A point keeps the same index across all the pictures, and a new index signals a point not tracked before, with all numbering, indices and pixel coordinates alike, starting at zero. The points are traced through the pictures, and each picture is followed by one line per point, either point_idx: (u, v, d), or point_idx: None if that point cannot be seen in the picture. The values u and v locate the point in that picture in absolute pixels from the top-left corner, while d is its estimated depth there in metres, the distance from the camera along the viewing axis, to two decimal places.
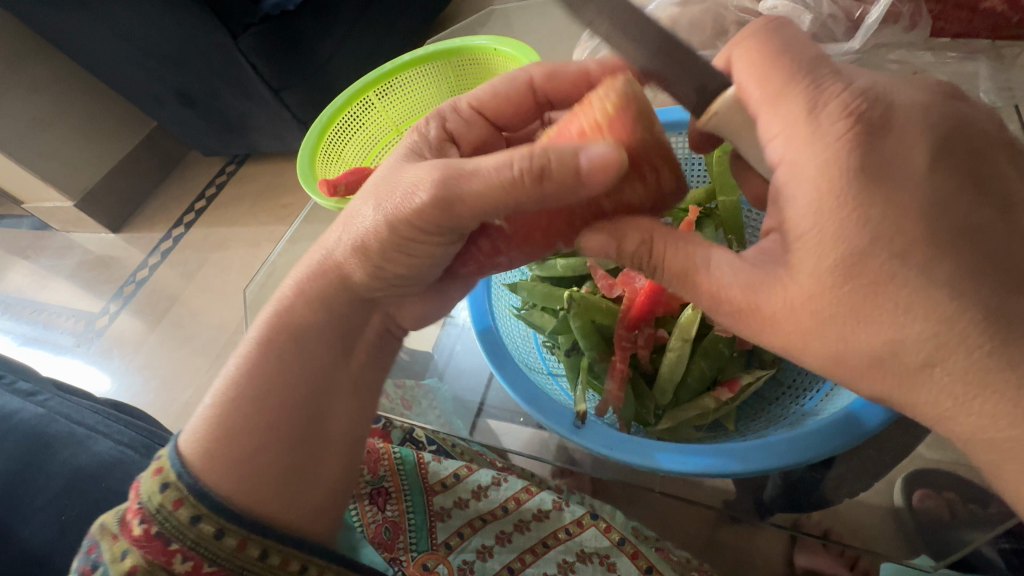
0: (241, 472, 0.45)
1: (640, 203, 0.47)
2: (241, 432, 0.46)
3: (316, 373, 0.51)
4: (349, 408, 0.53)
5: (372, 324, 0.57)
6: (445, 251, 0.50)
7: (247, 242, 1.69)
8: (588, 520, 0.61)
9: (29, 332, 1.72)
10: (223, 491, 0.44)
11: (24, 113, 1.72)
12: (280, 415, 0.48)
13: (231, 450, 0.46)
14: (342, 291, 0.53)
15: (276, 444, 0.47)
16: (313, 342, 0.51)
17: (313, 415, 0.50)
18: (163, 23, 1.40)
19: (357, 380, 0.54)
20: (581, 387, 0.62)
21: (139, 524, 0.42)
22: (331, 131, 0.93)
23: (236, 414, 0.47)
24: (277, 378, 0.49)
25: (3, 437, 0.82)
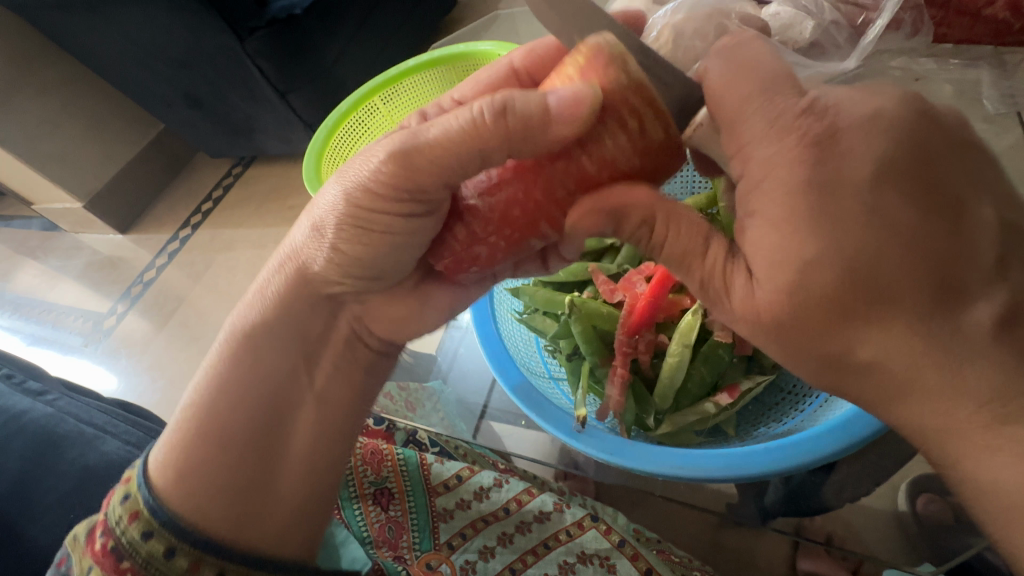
0: (200, 485, 0.47)
1: (626, 160, 0.43)
2: (201, 441, 0.49)
3: (277, 389, 0.53)
4: (310, 429, 0.54)
5: (337, 330, 0.58)
6: (412, 225, 0.49)
7: (253, 243, 1.70)
8: (588, 522, 0.62)
9: (38, 332, 1.74)
10: (176, 508, 0.46)
11: (34, 116, 1.74)
12: (238, 430, 0.50)
13: (190, 461, 0.48)
14: (314, 286, 0.55)
15: (233, 461, 0.49)
16: (276, 354, 0.54)
17: (270, 431, 0.51)
18: (172, 27, 1.42)
19: (322, 396, 0.56)
20: (581, 391, 0.62)
21: (100, 538, 0.45)
22: (336, 135, 0.94)
23: (206, 420, 0.50)
24: (245, 385, 0.52)
25: (13, 436, 0.83)
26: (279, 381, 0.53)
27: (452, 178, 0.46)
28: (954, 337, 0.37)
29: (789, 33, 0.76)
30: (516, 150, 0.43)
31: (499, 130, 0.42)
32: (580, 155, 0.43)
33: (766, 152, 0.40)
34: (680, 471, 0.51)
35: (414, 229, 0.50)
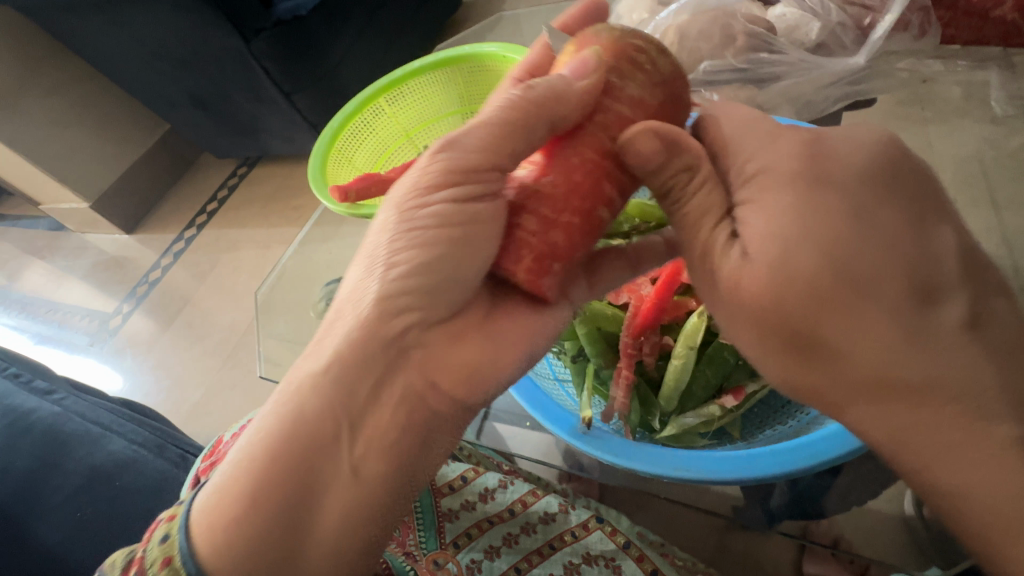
0: (226, 550, 0.40)
1: (648, 99, 0.49)
2: (234, 502, 0.41)
3: (311, 447, 0.43)
4: (346, 500, 0.43)
5: (396, 384, 0.47)
6: (473, 213, 0.46)
7: (258, 243, 1.71)
8: (593, 524, 0.62)
9: (45, 331, 1.76)
10: (208, 569, 0.39)
11: (42, 116, 1.75)
12: (270, 500, 0.41)
13: (222, 518, 0.41)
14: (370, 325, 0.46)
15: (264, 528, 0.41)
16: (316, 410, 0.43)
17: (302, 500, 0.42)
18: (178, 28, 1.43)
19: (357, 468, 0.44)
20: (587, 393, 0.62)
21: None
22: (342, 136, 0.94)
23: (240, 482, 0.41)
24: (283, 454, 0.42)
25: (21, 435, 0.83)
26: (317, 443, 0.43)
27: (502, 156, 0.47)
28: (961, 353, 0.36)
29: (795, 34, 0.76)
30: (555, 117, 0.47)
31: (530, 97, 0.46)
32: (610, 100, 0.48)
33: (768, 165, 0.41)
34: (670, 474, 0.52)
35: (476, 222, 0.46)
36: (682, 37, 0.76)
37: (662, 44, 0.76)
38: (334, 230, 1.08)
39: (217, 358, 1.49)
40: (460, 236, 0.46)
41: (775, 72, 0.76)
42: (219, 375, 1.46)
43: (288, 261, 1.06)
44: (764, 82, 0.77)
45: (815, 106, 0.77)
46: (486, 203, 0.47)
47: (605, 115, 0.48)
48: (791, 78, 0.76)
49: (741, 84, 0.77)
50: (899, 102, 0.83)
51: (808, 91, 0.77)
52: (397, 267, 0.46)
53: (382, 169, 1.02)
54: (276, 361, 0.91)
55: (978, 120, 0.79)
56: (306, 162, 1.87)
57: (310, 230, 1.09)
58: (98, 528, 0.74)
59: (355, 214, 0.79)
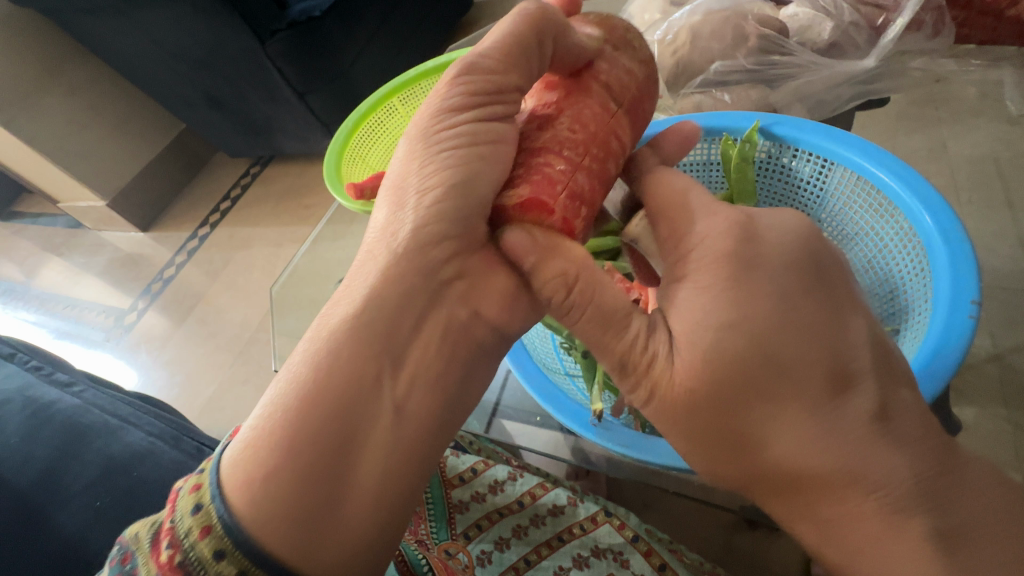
0: (268, 500, 0.39)
1: (635, 72, 0.56)
2: (271, 450, 0.40)
3: (354, 386, 0.43)
4: (387, 439, 0.44)
5: (434, 319, 0.48)
6: (500, 134, 0.49)
7: (270, 242, 1.73)
8: (602, 517, 0.62)
9: (62, 326, 1.79)
10: (247, 529, 0.38)
11: (62, 116, 1.79)
12: (308, 440, 0.40)
13: (257, 471, 0.39)
14: (405, 259, 0.46)
15: (305, 472, 0.40)
16: (355, 352, 0.44)
17: (346, 438, 0.42)
18: (195, 29, 1.46)
19: (401, 406, 0.45)
20: (597, 386, 0.60)
21: (167, 549, 0.37)
22: (356, 135, 0.96)
23: (271, 429, 0.41)
24: (325, 388, 0.42)
25: (42, 425, 0.85)
26: (354, 391, 0.43)
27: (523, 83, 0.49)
28: None
29: (807, 35, 0.76)
30: (558, 46, 0.50)
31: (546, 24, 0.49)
32: (601, 65, 0.54)
33: None
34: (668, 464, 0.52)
35: (501, 145, 0.48)
36: (695, 36, 0.76)
37: (674, 44, 0.77)
38: (345, 228, 1.10)
39: (229, 354, 1.52)
40: (485, 151, 0.47)
41: (785, 73, 0.76)
42: (232, 371, 1.49)
43: (300, 258, 1.08)
44: (774, 83, 0.77)
45: (827, 105, 0.78)
46: (507, 125, 0.49)
47: (595, 69, 0.53)
48: (803, 78, 0.76)
49: (752, 84, 0.78)
50: (913, 102, 0.87)
51: (819, 90, 0.77)
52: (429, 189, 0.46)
53: None
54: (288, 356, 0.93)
55: (993, 119, 0.81)
56: (318, 161, 1.89)
57: (322, 229, 1.11)
58: (116, 516, 0.76)
59: (368, 211, 0.80)
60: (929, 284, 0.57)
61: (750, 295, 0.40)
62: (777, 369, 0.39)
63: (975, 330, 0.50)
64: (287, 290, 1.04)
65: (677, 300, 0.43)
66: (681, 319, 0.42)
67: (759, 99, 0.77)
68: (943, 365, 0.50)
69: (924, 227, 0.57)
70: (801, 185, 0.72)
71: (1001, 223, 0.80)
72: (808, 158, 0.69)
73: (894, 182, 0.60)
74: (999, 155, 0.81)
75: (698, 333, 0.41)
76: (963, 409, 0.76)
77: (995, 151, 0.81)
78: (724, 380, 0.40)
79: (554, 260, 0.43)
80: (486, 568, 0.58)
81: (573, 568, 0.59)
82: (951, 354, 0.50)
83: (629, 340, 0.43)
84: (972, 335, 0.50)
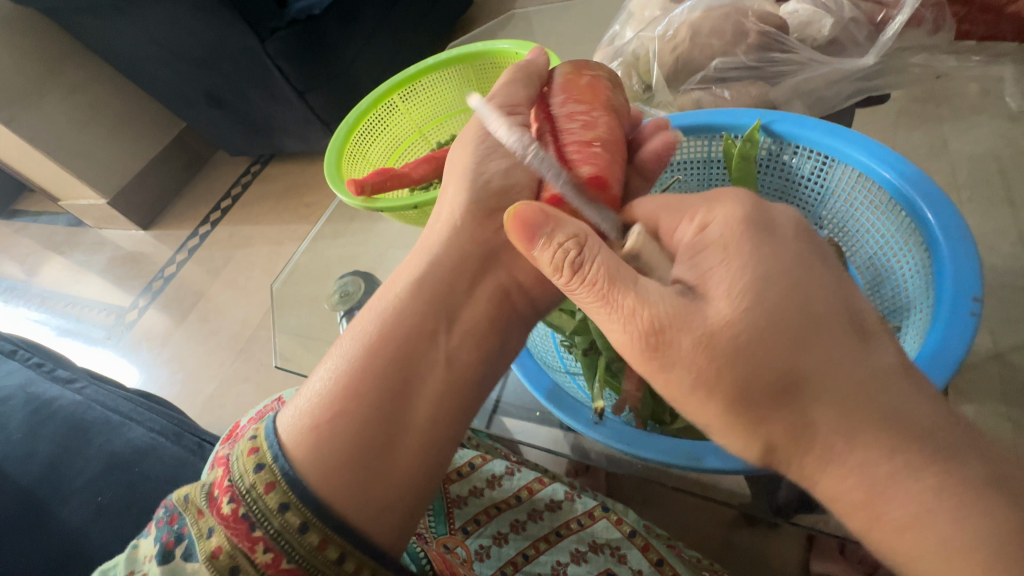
0: (336, 445, 0.44)
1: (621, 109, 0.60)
2: (342, 399, 0.46)
3: (413, 340, 0.50)
4: (437, 391, 0.49)
5: (482, 290, 0.55)
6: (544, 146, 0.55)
7: (270, 240, 1.74)
8: (599, 512, 0.63)
9: (64, 324, 1.80)
10: (307, 475, 0.42)
11: (63, 114, 1.79)
12: (370, 390, 0.46)
13: (325, 421, 0.45)
14: (460, 239, 0.56)
15: (365, 420, 0.45)
16: (415, 312, 0.51)
17: (403, 389, 0.47)
18: (194, 28, 1.46)
19: (451, 360, 0.51)
20: (597, 385, 0.60)
21: (229, 503, 0.40)
22: (357, 131, 0.95)
23: (343, 381, 0.47)
24: (385, 347, 0.49)
25: (44, 422, 0.86)
26: (411, 345, 0.49)
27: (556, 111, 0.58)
28: None
29: (806, 31, 0.77)
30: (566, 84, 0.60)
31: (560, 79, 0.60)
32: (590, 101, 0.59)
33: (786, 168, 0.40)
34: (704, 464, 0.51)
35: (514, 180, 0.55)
36: (694, 33, 0.76)
37: (674, 40, 0.77)
38: (346, 226, 1.10)
39: (230, 352, 1.52)
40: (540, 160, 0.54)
41: (784, 70, 0.76)
42: (232, 369, 1.49)
43: (300, 255, 1.08)
44: (774, 80, 0.77)
45: (825, 103, 0.78)
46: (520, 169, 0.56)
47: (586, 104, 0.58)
48: (801, 75, 0.76)
49: (752, 80, 0.78)
50: (914, 99, 0.84)
51: (819, 87, 0.77)
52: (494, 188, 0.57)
53: (395, 164, 1.03)
54: (289, 353, 0.93)
55: (995, 115, 0.79)
56: (317, 160, 1.89)
57: (323, 226, 1.11)
58: (118, 512, 0.76)
59: (368, 208, 0.79)
60: (930, 283, 0.57)
61: (769, 277, 0.37)
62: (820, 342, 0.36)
63: (977, 328, 0.50)
64: (288, 287, 1.04)
65: (707, 276, 0.39)
66: (715, 287, 0.38)
67: (760, 96, 0.77)
68: (944, 365, 0.50)
69: (925, 222, 0.58)
70: (801, 180, 0.72)
71: (1001, 219, 0.79)
72: (809, 155, 0.69)
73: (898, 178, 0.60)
74: (1000, 153, 0.79)
75: (739, 299, 0.37)
76: (964, 406, 0.76)
77: (996, 148, 0.80)
78: (766, 356, 0.36)
79: (562, 228, 0.42)
80: (485, 562, 0.59)
81: (571, 562, 0.59)
82: (951, 354, 0.50)
83: (647, 312, 0.39)
84: (973, 336, 0.50)
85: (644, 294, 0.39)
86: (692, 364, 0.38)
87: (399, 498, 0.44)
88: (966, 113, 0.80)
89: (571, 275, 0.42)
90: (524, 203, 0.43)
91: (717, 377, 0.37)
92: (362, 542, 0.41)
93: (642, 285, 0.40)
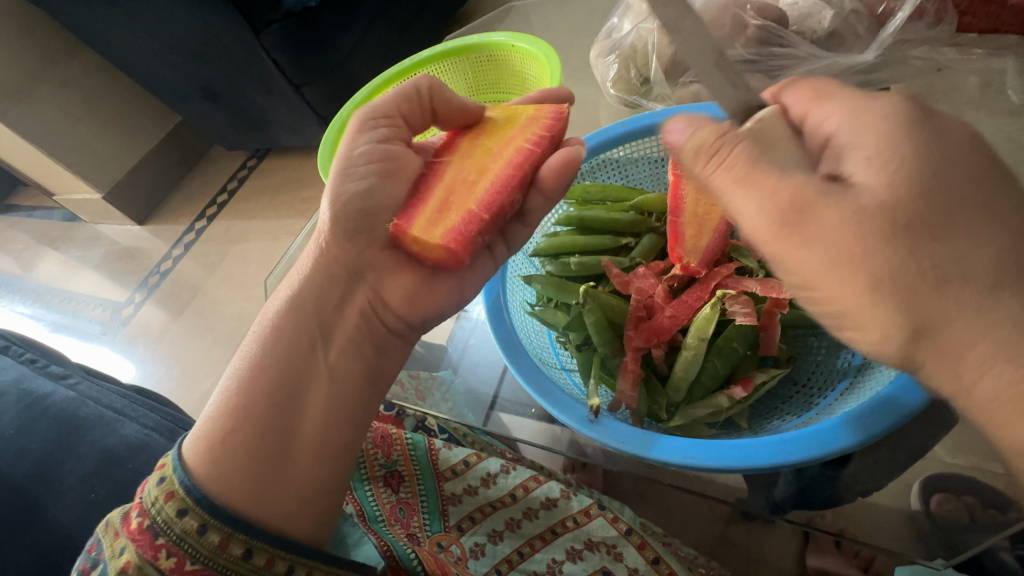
0: (228, 456, 0.45)
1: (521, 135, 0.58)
2: (224, 414, 0.47)
3: (290, 356, 0.50)
4: (325, 398, 0.50)
5: (353, 304, 0.55)
6: (389, 153, 0.57)
7: (267, 235, 1.73)
8: (595, 510, 0.62)
9: (59, 320, 1.79)
10: (203, 481, 0.44)
11: (57, 108, 1.77)
12: (253, 403, 0.48)
13: (212, 437, 0.46)
14: (335, 255, 0.56)
15: (251, 432, 0.47)
16: (291, 327, 0.52)
17: (289, 402, 0.49)
18: (189, 20, 1.44)
19: (334, 368, 0.51)
20: (592, 381, 0.60)
21: (136, 518, 0.43)
22: (350, 125, 0.94)
23: (224, 395, 0.49)
24: (268, 363, 0.50)
25: (36, 418, 0.85)
26: (290, 358, 0.50)
27: (406, 112, 0.60)
28: None
29: (806, 23, 0.75)
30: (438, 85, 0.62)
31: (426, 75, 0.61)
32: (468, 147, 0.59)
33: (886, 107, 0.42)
34: (837, 446, 0.48)
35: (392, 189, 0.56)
36: None
37: None
38: None
39: (227, 348, 1.51)
40: (385, 170, 0.56)
41: (784, 64, 0.75)
42: (230, 364, 1.48)
43: (295, 250, 1.08)
44: (774, 74, 0.76)
45: None
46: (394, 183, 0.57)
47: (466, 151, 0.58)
48: (802, 68, 0.75)
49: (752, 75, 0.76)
50: None
51: None
52: (345, 195, 0.55)
53: None
54: None
55: None
56: (315, 154, 1.88)
57: (317, 222, 1.10)
58: (109, 511, 0.75)
59: None
60: None
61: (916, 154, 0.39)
62: (951, 224, 0.38)
63: None
64: (284, 282, 1.03)
65: (854, 156, 0.41)
66: (869, 174, 0.40)
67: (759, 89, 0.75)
68: None
69: None
70: None
71: None
72: None
73: None
74: None
75: (897, 184, 0.38)
76: None
77: None
78: (930, 242, 0.38)
79: (719, 123, 0.44)
80: (480, 560, 0.59)
81: (566, 560, 0.59)
82: None
83: (806, 191, 0.40)
84: None
85: (792, 177, 0.40)
86: (836, 236, 0.39)
87: (298, 506, 0.46)
88: None
89: (709, 159, 0.43)
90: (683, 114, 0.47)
91: (869, 249, 0.38)
92: (266, 535, 0.43)
93: (791, 170, 0.41)
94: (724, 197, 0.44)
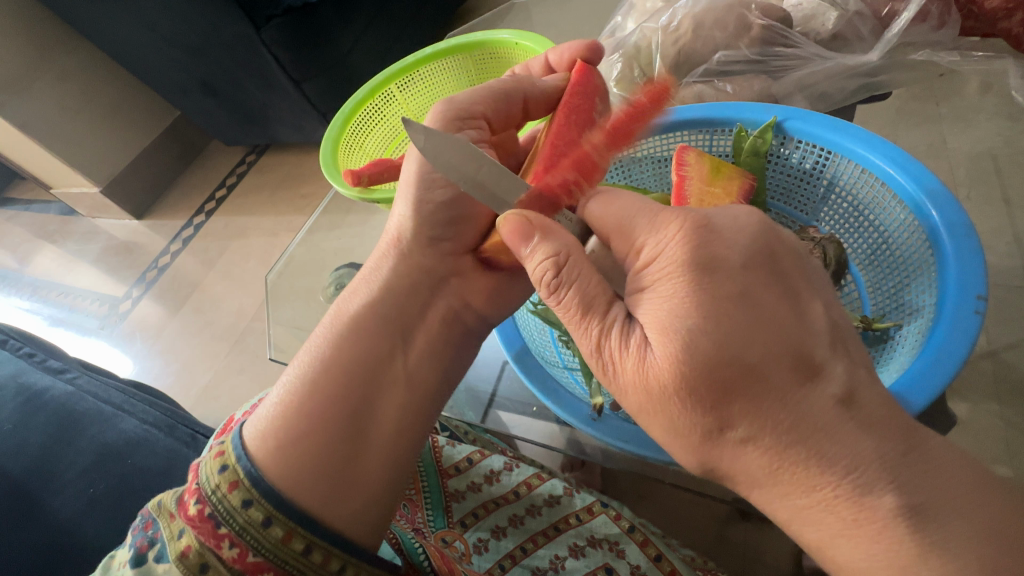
0: (297, 458, 0.47)
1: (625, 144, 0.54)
2: (295, 418, 0.48)
3: (367, 358, 0.52)
4: (398, 402, 0.52)
5: (436, 307, 0.57)
6: None
7: (265, 231, 1.72)
8: (598, 507, 0.63)
9: (56, 314, 1.78)
10: (275, 482, 0.45)
11: (53, 100, 1.75)
12: (331, 408, 0.49)
13: (277, 436, 0.48)
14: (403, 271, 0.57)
15: (327, 437, 0.48)
16: (368, 330, 0.53)
17: (359, 411, 0.50)
18: (188, 14, 1.43)
19: (411, 374, 0.54)
20: (594, 381, 0.59)
21: (195, 504, 0.44)
22: (353, 122, 0.94)
23: (291, 398, 0.50)
24: (340, 366, 0.51)
25: (34, 414, 0.85)
26: (365, 362, 0.52)
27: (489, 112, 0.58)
28: None
29: (810, 25, 0.76)
30: (528, 96, 0.61)
31: (514, 80, 0.60)
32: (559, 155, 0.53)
33: None
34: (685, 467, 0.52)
35: None
36: (697, 25, 0.75)
37: (677, 33, 0.76)
38: (343, 218, 1.09)
39: (225, 343, 1.51)
40: None
41: (786, 65, 0.75)
42: (228, 360, 1.48)
43: (295, 246, 1.07)
44: (776, 74, 0.76)
45: (830, 98, 0.77)
46: None
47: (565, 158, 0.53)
48: (804, 70, 0.75)
49: (755, 75, 0.77)
50: (913, 97, 0.84)
51: (819, 83, 0.76)
52: (425, 204, 0.56)
53: (393, 155, 1.03)
54: (283, 344, 0.92)
55: (993, 115, 0.78)
56: (314, 150, 1.87)
57: (318, 217, 1.10)
58: (109, 505, 0.75)
59: (366, 199, 0.78)
60: (934, 284, 0.54)
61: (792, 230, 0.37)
62: None
63: (981, 328, 0.48)
64: (284, 278, 1.03)
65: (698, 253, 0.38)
66: (648, 316, 0.38)
67: (761, 90, 0.76)
68: (968, 319, 0.49)
69: (930, 221, 0.55)
70: (802, 175, 0.69)
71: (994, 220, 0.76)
72: (810, 149, 0.65)
73: (899, 174, 0.58)
74: (997, 153, 0.77)
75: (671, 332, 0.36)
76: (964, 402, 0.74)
77: (992, 147, 0.78)
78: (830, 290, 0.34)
79: (549, 243, 0.41)
80: (483, 555, 0.59)
81: (569, 556, 0.59)
82: (955, 351, 0.48)
83: (609, 333, 0.40)
84: (977, 335, 0.48)
85: (611, 316, 0.40)
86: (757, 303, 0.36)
87: (366, 506, 0.48)
88: (964, 112, 0.79)
89: (551, 290, 0.42)
90: (511, 217, 0.42)
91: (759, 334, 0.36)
92: (326, 535, 0.44)
93: (614, 305, 0.41)
94: (551, 301, 0.43)
